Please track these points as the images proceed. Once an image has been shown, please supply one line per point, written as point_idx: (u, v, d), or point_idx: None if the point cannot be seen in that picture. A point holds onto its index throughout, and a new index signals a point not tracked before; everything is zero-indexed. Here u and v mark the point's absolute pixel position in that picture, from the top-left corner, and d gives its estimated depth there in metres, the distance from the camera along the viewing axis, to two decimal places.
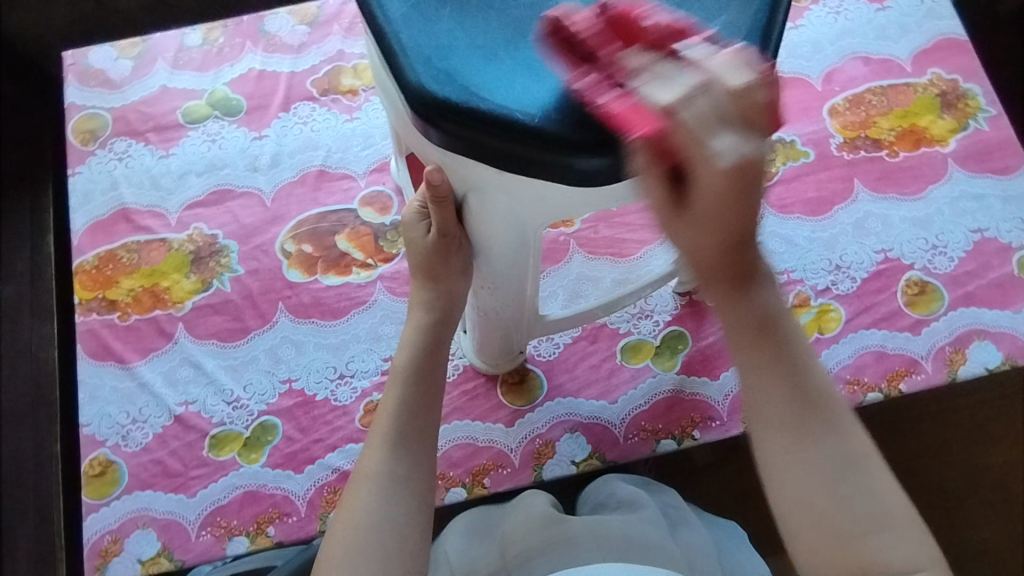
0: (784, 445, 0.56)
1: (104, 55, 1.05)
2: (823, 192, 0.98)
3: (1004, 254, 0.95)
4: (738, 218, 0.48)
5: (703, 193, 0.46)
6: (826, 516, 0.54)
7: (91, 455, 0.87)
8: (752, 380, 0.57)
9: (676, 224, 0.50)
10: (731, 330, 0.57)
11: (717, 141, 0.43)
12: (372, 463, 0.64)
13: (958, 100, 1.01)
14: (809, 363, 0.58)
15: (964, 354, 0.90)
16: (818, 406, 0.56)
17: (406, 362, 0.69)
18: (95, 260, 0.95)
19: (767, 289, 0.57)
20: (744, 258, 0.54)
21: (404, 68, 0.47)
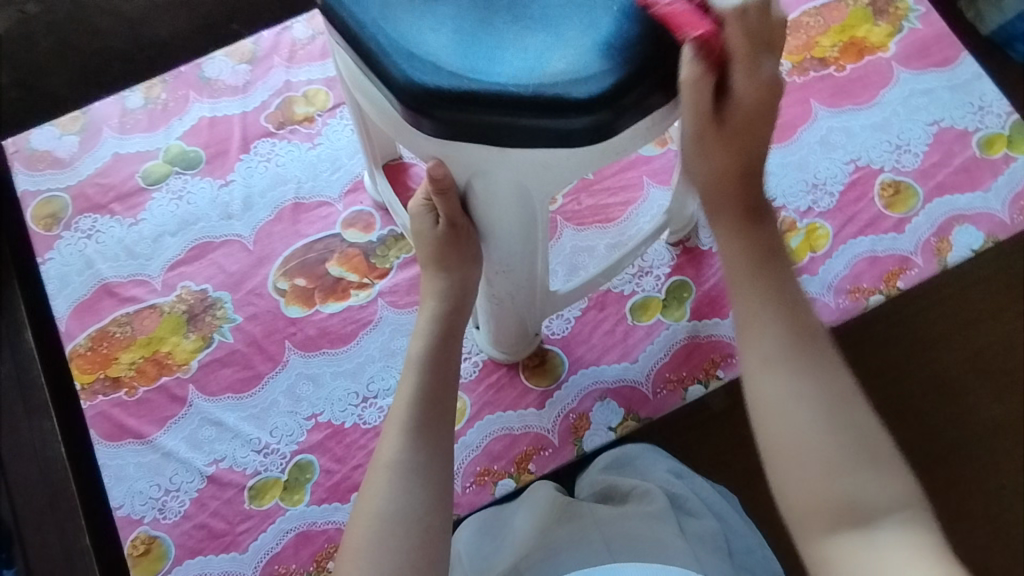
0: (779, 374, 0.62)
1: (46, 136, 1.02)
2: (784, 118, 1.01)
3: (964, 139, 0.99)
4: (754, 145, 0.60)
5: (739, 107, 0.57)
6: (812, 438, 0.59)
7: (131, 536, 0.85)
8: (750, 306, 0.65)
9: (713, 144, 0.60)
10: (730, 261, 0.66)
11: (765, 61, 0.55)
12: (389, 451, 0.65)
13: (888, 5, 1.06)
14: (800, 297, 0.65)
15: (949, 242, 0.94)
16: (805, 341, 0.63)
17: (420, 352, 0.70)
18: (87, 342, 0.92)
19: (768, 225, 0.66)
20: (751, 195, 0.65)
21: (389, 67, 0.47)
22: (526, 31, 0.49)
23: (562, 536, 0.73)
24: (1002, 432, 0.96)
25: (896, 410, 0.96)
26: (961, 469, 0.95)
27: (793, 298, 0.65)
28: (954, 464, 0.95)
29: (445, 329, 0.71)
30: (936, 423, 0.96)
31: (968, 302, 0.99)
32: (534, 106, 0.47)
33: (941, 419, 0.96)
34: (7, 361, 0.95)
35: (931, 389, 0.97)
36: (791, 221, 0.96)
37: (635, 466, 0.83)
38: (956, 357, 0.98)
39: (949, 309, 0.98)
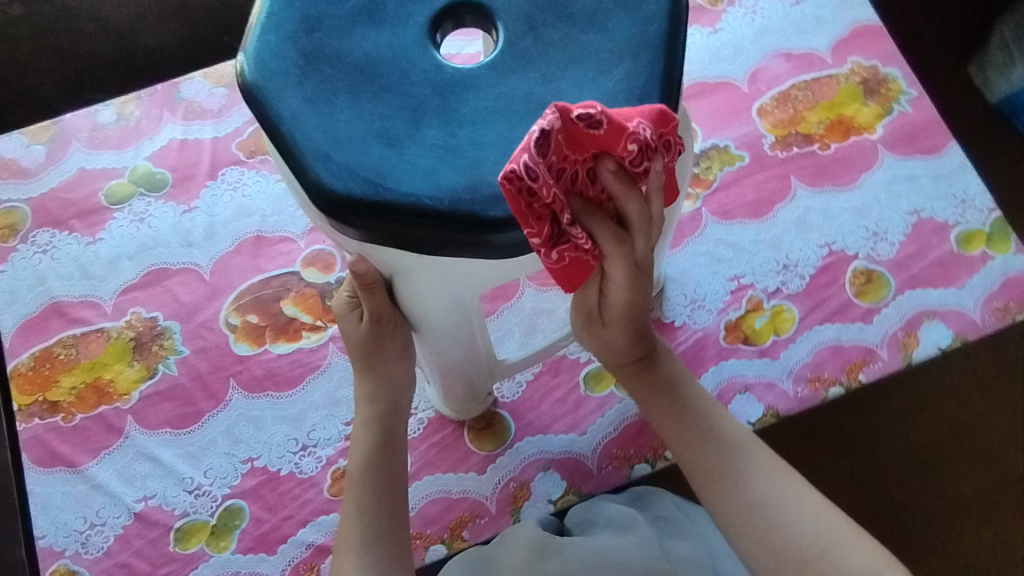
0: (726, 493, 0.68)
1: (13, 143, 1.01)
2: (762, 193, 0.99)
3: (942, 232, 0.97)
4: (639, 318, 0.68)
5: (615, 308, 0.66)
6: (776, 555, 0.64)
7: (51, 568, 0.84)
8: (681, 451, 0.72)
9: (602, 331, 0.71)
10: (652, 405, 0.74)
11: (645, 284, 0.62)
12: (346, 573, 0.66)
13: (880, 85, 1.04)
14: (716, 420, 0.72)
15: (917, 337, 0.92)
16: (736, 457, 0.70)
17: (363, 460, 0.71)
18: (30, 361, 0.91)
19: (667, 359, 0.75)
20: (642, 348, 0.74)
21: (304, 167, 0.48)
22: (451, 135, 0.48)
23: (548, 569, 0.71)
24: (973, 510, 0.94)
25: (862, 480, 0.95)
26: (926, 547, 0.93)
27: (708, 424, 0.72)
28: (922, 540, 0.93)
29: (384, 423, 0.73)
30: (905, 493, 0.94)
31: (946, 375, 0.97)
32: (450, 218, 0.47)
33: (910, 491, 0.94)
34: None
35: (901, 459, 0.95)
36: (757, 301, 0.94)
37: (637, 499, 0.84)
38: (929, 429, 0.96)
39: (929, 381, 0.97)
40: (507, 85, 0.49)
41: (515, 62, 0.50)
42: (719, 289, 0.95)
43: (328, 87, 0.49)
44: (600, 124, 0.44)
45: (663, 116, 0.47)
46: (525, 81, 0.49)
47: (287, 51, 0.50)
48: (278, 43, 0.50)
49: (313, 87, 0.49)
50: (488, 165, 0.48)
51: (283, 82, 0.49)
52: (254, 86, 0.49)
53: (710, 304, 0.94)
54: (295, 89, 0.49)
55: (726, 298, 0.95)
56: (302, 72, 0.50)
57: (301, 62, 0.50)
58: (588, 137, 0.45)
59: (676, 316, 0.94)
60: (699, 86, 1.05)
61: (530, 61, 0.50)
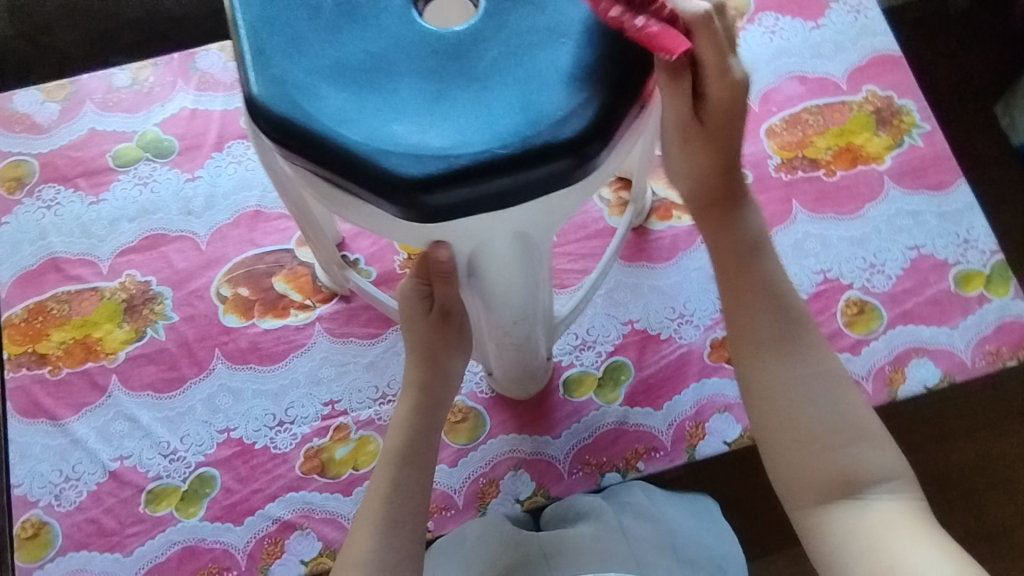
0: (770, 357, 0.65)
1: (29, 99, 1.03)
2: (762, 215, 0.99)
3: (941, 270, 0.96)
4: (729, 140, 0.64)
5: (716, 108, 0.60)
6: (805, 420, 0.63)
7: (23, 517, 0.85)
8: (740, 298, 0.67)
9: (693, 146, 0.64)
10: (723, 250, 0.68)
11: (731, 61, 0.58)
12: (361, 550, 0.64)
13: (892, 116, 1.02)
14: (786, 286, 0.68)
15: (904, 373, 0.91)
16: (795, 327, 0.66)
17: (397, 443, 0.71)
18: (24, 313, 0.93)
19: (749, 213, 0.69)
20: (727, 183, 0.67)
21: (372, 165, 0.49)
22: (481, 93, 0.51)
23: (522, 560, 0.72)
24: None
25: None
26: None
27: (776, 288, 0.67)
28: None
29: (429, 406, 0.73)
30: None
31: (940, 417, 0.96)
32: (527, 163, 0.49)
33: None
34: None
35: None
36: None
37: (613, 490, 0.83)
38: (917, 470, 0.94)
39: (922, 420, 0.95)
40: (506, 36, 0.53)
41: (499, 19, 0.53)
42: (709, 306, 0.94)
43: (344, 88, 0.52)
44: None
45: None
46: (518, 27, 0.53)
47: (289, 68, 0.52)
48: (277, 62, 0.52)
49: (330, 92, 0.51)
50: (538, 99, 0.51)
51: (301, 98, 0.51)
52: (272, 111, 0.50)
53: (698, 319, 0.93)
54: (315, 101, 0.51)
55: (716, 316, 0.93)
56: (310, 84, 0.51)
57: (307, 75, 0.52)
58: None
59: (662, 330, 0.93)
60: None
61: (509, 19, 0.53)
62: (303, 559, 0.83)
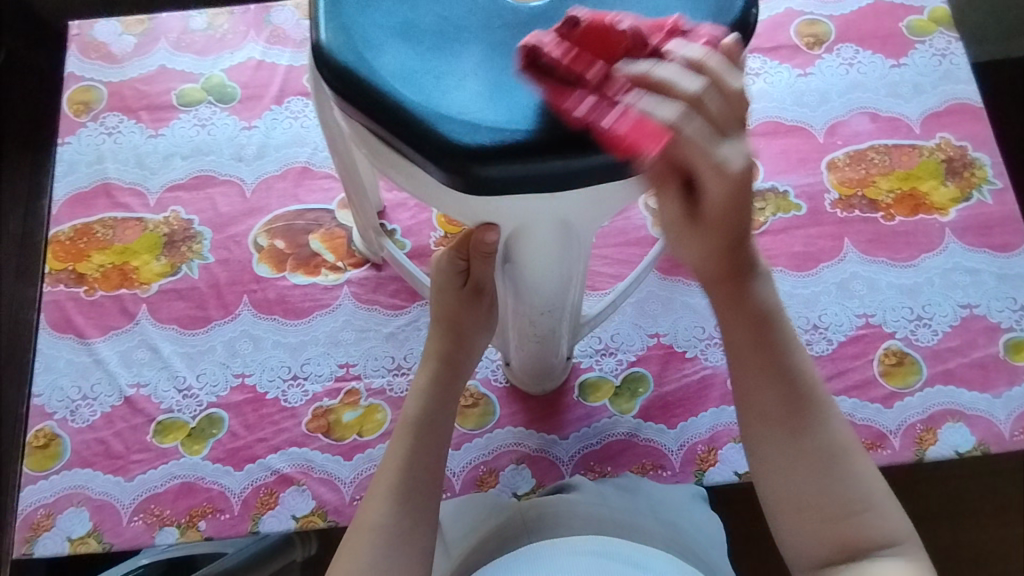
0: (776, 436, 0.59)
1: (109, 29, 1.07)
2: (810, 248, 0.95)
3: (992, 334, 0.91)
4: (740, 218, 0.56)
5: (712, 207, 0.54)
6: (812, 495, 0.57)
7: (37, 426, 0.88)
8: (748, 368, 0.60)
9: (688, 234, 0.57)
10: (734, 327, 0.61)
11: (723, 149, 0.49)
12: (374, 515, 0.63)
13: (964, 168, 0.98)
14: (796, 355, 0.60)
15: (935, 434, 0.86)
16: (808, 401, 0.59)
17: (416, 412, 0.70)
18: (71, 232, 0.96)
19: (761, 283, 0.61)
20: (740, 255, 0.60)
21: (428, 132, 0.49)
22: None
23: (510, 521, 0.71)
24: None
25: None
26: None
27: (788, 364, 0.60)
28: None
29: (453, 380, 0.73)
30: None
31: (964, 489, 0.91)
32: (584, 150, 0.48)
33: None
34: (23, 221, 1.04)
35: None
36: None
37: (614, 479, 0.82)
38: (934, 542, 0.90)
39: (948, 490, 0.91)
40: None
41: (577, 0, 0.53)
42: None
43: (410, 46, 0.51)
44: (626, 27, 0.48)
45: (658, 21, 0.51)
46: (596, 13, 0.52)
47: (360, 21, 0.52)
48: (350, 14, 0.52)
49: (398, 49, 0.51)
50: None
51: (367, 53, 0.51)
52: (338, 60, 0.51)
53: None
54: (381, 58, 0.51)
55: None
56: (378, 40, 0.51)
57: (376, 31, 0.52)
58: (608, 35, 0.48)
59: (688, 348, 0.90)
60: (773, 126, 1.02)
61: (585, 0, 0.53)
62: (294, 515, 0.83)
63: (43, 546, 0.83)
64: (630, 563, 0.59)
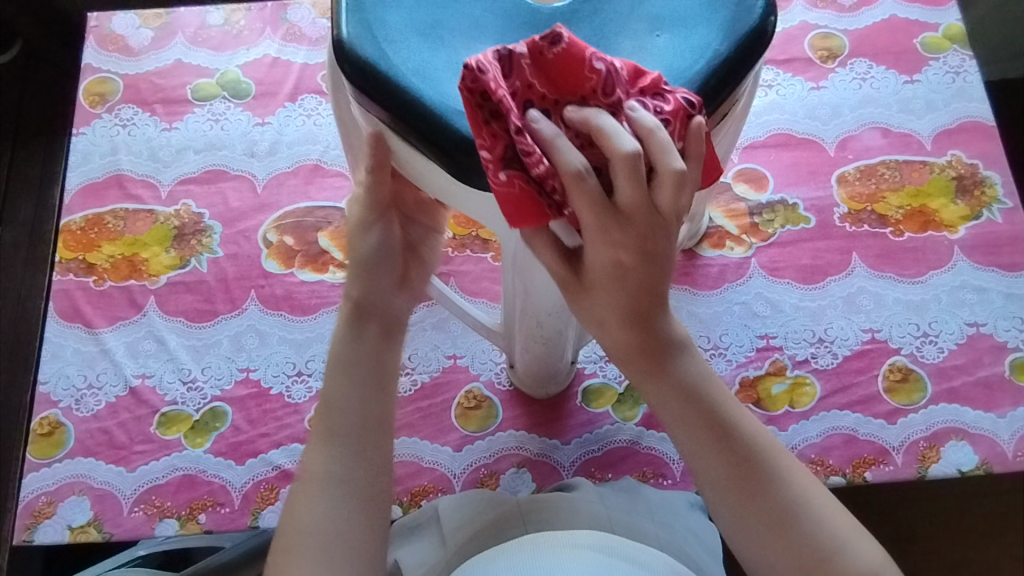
0: (728, 501, 0.55)
1: (128, 22, 1.07)
2: (817, 261, 0.95)
3: (998, 353, 0.90)
4: (645, 283, 0.51)
5: (602, 271, 0.51)
6: (782, 555, 0.53)
7: (42, 414, 0.88)
8: (685, 447, 0.56)
9: (587, 301, 0.53)
10: (659, 402, 0.56)
11: (625, 227, 0.48)
12: (310, 460, 0.58)
13: (974, 186, 0.98)
14: (731, 410, 0.56)
15: (938, 452, 0.86)
16: (754, 460, 0.55)
17: (340, 352, 0.61)
18: (82, 222, 0.97)
19: (683, 355, 0.56)
20: (653, 331, 0.54)
21: (444, 128, 0.49)
22: None
23: (507, 514, 0.71)
24: None
25: None
26: None
27: (723, 421, 0.56)
28: None
29: (367, 327, 0.62)
30: None
31: (966, 509, 0.90)
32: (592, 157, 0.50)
33: None
34: (33, 209, 1.05)
35: None
36: (781, 365, 0.91)
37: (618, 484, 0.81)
38: (933, 562, 0.89)
39: (947, 508, 0.90)
40: (595, 26, 0.54)
41: (595, 6, 0.54)
42: (745, 343, 0.92)
43: (428, 44, 0.52)
44: (598, 67, 0.47)
45: (636, 72, 0.49)
46: (614, 20, 0.54)
47: (381, 17, 0.52)
48: (372, 9, 0.53)
49: (415, 46, 0.52)
50: None
51: (387, 48, 0.51)
52: (357, 54, 0.51)
53: (733, 354, 0.91)
54: (400, 54, 0.51)
55: (750, 354, 0.91)
56: (397, 36, 0.52)
57: (395, 27, 0.52)
58: (571, 78, 0.48)
59: None
60: (784, 138, 1.02)
61: (603, 8, 0.54)
62: None
63: (43, 533, 0.83)
64: (636, 563, 0.58)
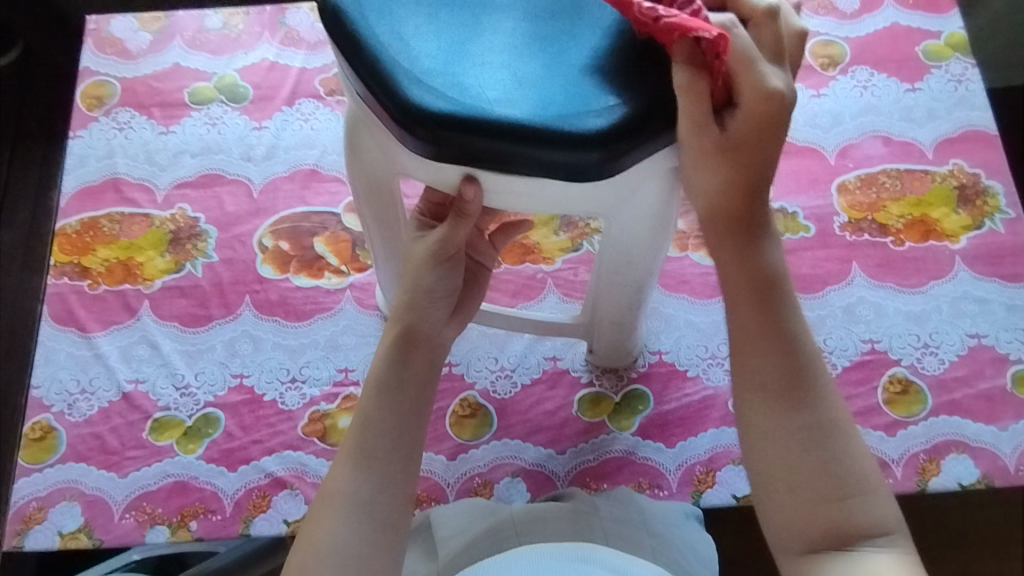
0: (767, 403, 0.59)
1: (126, 25, 1.07)
2: (817, 271, 0.94)
3: (999, 365, 0.89)
4: (759, 165, 0.58)
5: (735, 132, 0.57)
6: (799, 463, 0.57)
7: (34, 418, 0.88)
8: (758, 321, 0.60)
9: (707, 162, 0.57)
10: (739, 284, 0.61)
11: (765, 69, 0.56)
12: (336, 481, 0.59)
13: (976, 196, 0.97)
14: (797, 333, 0.60)
15: (939, 465, 0.85)
16: (805, 377, 0.59)
17: (379, 374, 0.63)
18: (77, 225, 0.96)
19: (771, 250, 0.61)
20: (752, 212, 0.60)
21: (571, 131, 0.54)
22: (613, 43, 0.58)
23: (500, 525, 0.71)
24: None
25: None
26: None
27: (789, 333, 0.60)
28: None
29: (414, 355, 0.65)
30: None
31: (967, 522, 0.89)
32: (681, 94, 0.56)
33: None
34: (32, 212, 1.05)
35: None
36: None
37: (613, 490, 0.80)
38: None
39: (948, 522, 0.89)
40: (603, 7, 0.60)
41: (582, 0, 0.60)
42: None
43: (491, 73, 0.56)
44: None
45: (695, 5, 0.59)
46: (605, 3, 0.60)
47: (423, 70, 0.55)
48: (412, 63, 0.56)
49: (483, 79, 0.56)
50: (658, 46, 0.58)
51: (460, 95, 0.55)
52: (433, 109, 0.54)
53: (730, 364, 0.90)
54: (478, 95, 0.55)
55: None
56: (458, 79, 0.56)
57: (446, 75, 0.56)
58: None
59: (690, 367, 0.89)
60: (784, 146, 1.01)
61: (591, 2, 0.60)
62: (286, 519, 0.82)
63: (33, 539, 0.82)
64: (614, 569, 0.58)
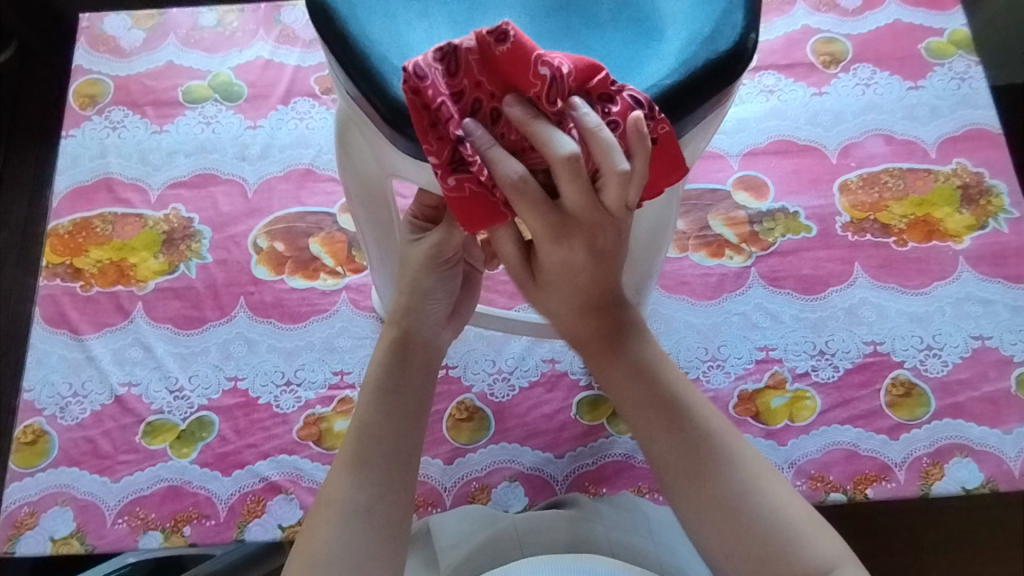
0: (684, 482, 0.55)
1: (119, 23, 1.06)
2: (818, 271, 0.93)
3: (1003, 367, 0.88)
4: (601, 277, 0.55)
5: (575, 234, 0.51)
6: (734, 536, 0.52)
7: (26, 422, 0.86)
8: (648, 422, 0.57)
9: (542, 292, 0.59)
10: (613, 385, 0.59)
11: (566, 193, 0.48)
12: (335, 489, 0.56)
13: (980, 195, 0.96)
14: (686, 396, 0.57)
15: (942, 469, 0.84)
16: (706, 444, 0.55)
17: (376, 377, 0.62)
18: (69, 226, 0.95)
19: (636, 342, 0.59)
20: (608, 313, 0.58)
21: None
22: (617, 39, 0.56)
23: (500, 534, 0.69)
24: None
25: None
26: None
27: (677, 406, 0.57)
28: None
29: (412, 359, 0.63)
30: None
31: (970, 526, 0.88)
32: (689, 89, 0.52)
33: None
34: (25, 212, 1.04)
35: None
36: (781, 378, 0.88)
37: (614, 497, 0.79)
38: None
39: (951, 526, 0.88)
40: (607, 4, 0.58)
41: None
42: (744, 355, 0.90)
43: None
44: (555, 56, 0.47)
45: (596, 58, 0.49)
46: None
47: None
48: (402, 65, 0.54)
49: None
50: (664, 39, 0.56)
51: None
52: None
53: (731, 367, 0.89)
54: None
55: (749, 366, 0.89)
56: None
57: None
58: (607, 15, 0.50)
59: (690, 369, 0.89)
60: (785, 145, 1.00)
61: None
62: (281, 524, 0.81)
63: (24, 545, 0.81)
64: None
